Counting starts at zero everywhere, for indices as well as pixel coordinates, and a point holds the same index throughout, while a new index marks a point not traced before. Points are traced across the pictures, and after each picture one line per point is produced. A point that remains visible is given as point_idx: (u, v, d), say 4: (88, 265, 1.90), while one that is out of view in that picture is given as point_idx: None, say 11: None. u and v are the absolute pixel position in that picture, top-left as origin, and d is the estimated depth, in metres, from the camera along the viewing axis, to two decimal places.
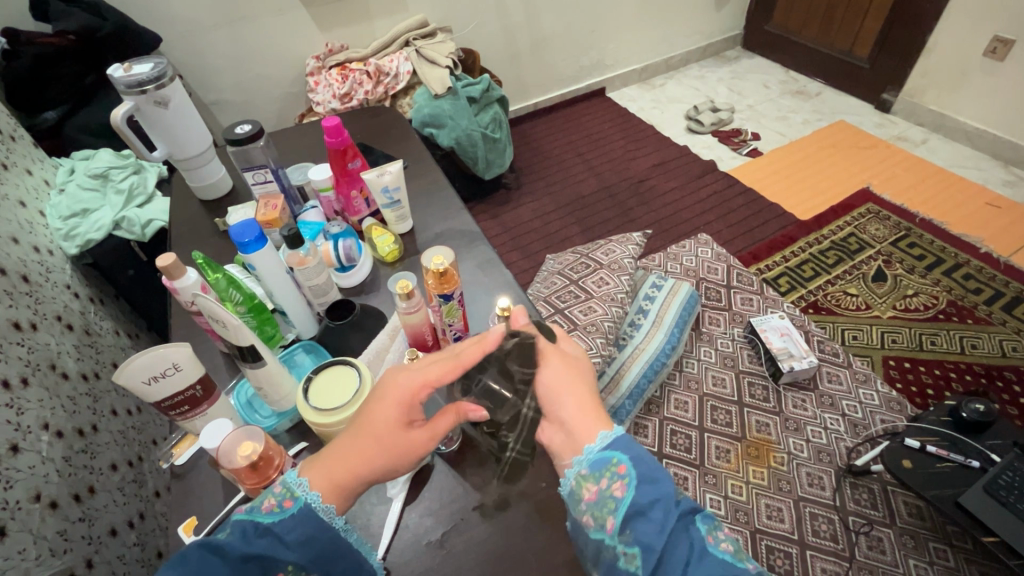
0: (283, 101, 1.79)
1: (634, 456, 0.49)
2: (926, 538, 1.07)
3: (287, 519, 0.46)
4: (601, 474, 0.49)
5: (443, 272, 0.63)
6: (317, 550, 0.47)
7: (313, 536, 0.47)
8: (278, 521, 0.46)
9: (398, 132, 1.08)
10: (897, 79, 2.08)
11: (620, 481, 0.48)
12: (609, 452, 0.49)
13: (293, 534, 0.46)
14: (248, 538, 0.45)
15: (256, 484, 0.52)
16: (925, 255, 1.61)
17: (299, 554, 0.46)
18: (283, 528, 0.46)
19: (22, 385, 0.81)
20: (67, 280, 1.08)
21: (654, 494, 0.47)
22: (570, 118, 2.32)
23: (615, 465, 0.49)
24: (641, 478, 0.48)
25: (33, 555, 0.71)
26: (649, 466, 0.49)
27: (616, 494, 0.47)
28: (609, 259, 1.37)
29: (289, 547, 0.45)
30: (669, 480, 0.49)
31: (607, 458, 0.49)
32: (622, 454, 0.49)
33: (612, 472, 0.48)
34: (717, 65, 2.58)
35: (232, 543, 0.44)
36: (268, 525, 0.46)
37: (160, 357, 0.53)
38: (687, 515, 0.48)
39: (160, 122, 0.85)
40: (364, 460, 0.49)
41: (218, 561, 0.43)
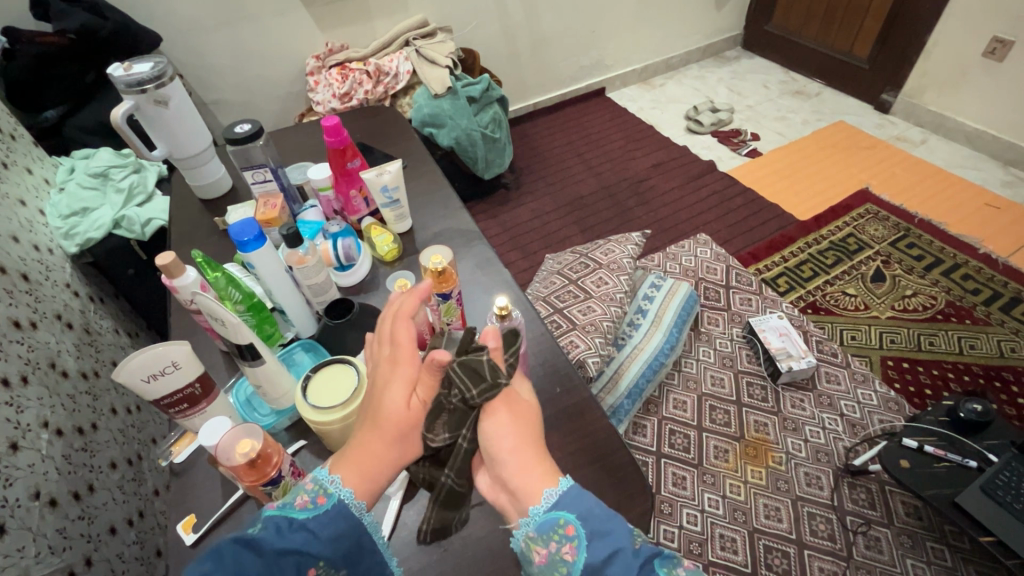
0: (283, 100, 1.79)
1: (582, 514, 0.46)
2: (923, 537, 1.07)
3: (321, 516, 0.46)
4: (548, 538, 0.46)
5: (442, 270, 0.64)
6: (343, 547, 0.46)
7: (344, 534, 0.46)
8: (312, 517, 0.45)
9: (397, 131, 1.08)
10: (896, 79, 2.08)
11: (569, 544, 0.46)
12: (554, 512, 0.47)
13: (327, 529, 0.45)
14: (282, 533, 0.44)
15: (254, 481, 0.51)
16: (924, 256, 1.61)
17: (328, 550, 0.45)
18: (317, 525, 0.45)
19: (22, 383, 0.82)
20: (67, 278, 1.08)
21: (606, 552, 0.45)
22: (570, 118, 2.32)
23: (562, 526, 0.46)
24: (591, 535, 0.46)
25: (33, 553, 0.71)
26: (599, 520, 0.46)
27: (567, 558, 0.45)
28: (608, 259, 1.38)
29: (323, 542, 0.45)
30: (621, 531, 0.46)
31: (553, 519, 0.46)
32: (569, 513, 0.47)
33: (561, 535, 0.46)
34: (717, 65, 2.59)
35: (268, 537, 0.43)
36: (303, 520, 0.45)
37: (158, 356, 0.53)
38: (647, 560, 0.45)
39: (160, 122, 0.85)
40: (388, 449, 0.49)
41: (254, 557, 0.41)
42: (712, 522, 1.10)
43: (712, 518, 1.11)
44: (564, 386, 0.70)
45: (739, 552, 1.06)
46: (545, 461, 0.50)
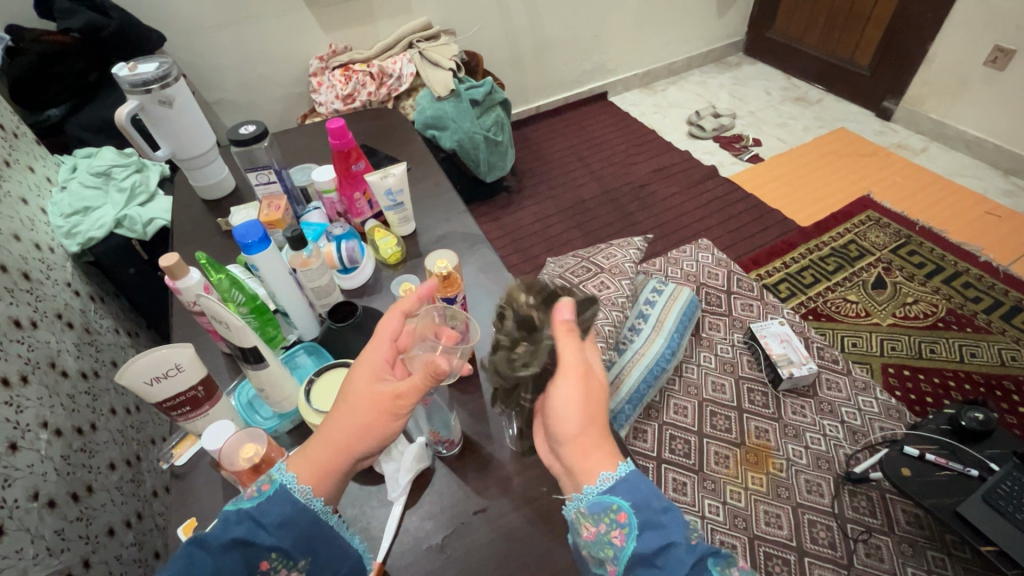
0: (286, 101, 1.79)
1: (636, 503, 0.47)
2: (924, 546, 1.07)
3: (264, 501, 0.46)
4: (599, 518, 0.48)
5: (447, 275, 0.63)
6: (294, 534, 0.45)
7: (294, 520, 0.46)
8: (255, 504, 0.46)
9: (401, 134, 1.08)
10: (898, 87, 2.08)
11: (619, 528, 0.47)
12: (608, 496, 0.48)
13: (270, 515, 0.45)
14: (229, 524, 0.44)
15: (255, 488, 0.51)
16: (925, 264, 1.61)
17: (279, 540, 0.45)
18: (260, 511, 0.45)
19: (22, 383, 0.81)
20: (68, 278, 1.08)
21: (655, 539, 0.46)
22: (572, 122, 2.33)
23: (615, 511, 0.48)
24: (642, 525, 0.47)
25: (31, 554, 0.71)
26: (653, 512, 0.47)
27: (615, 541, 0.47)
28: (609, 263, 1.38)
29: (267, 529, 0.44)
30: (676, 526, 0.47)
31: (606, 502, 0.48)
32: (622, 500, 0.48)
33: (611, 518, 0.48)
34: (719, 70, 2.59)
35: (215, 532, 0.44)
36: (248, 510, 0.45)
37: (160, 358, 0.53)
38: (702, 556, 0.46)
39: (164, 121, 0.85)
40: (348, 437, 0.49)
41: (205, 554, 0.42)
42: (712, 529, 1.10)
43: (712, 524, 1.11)
44: None
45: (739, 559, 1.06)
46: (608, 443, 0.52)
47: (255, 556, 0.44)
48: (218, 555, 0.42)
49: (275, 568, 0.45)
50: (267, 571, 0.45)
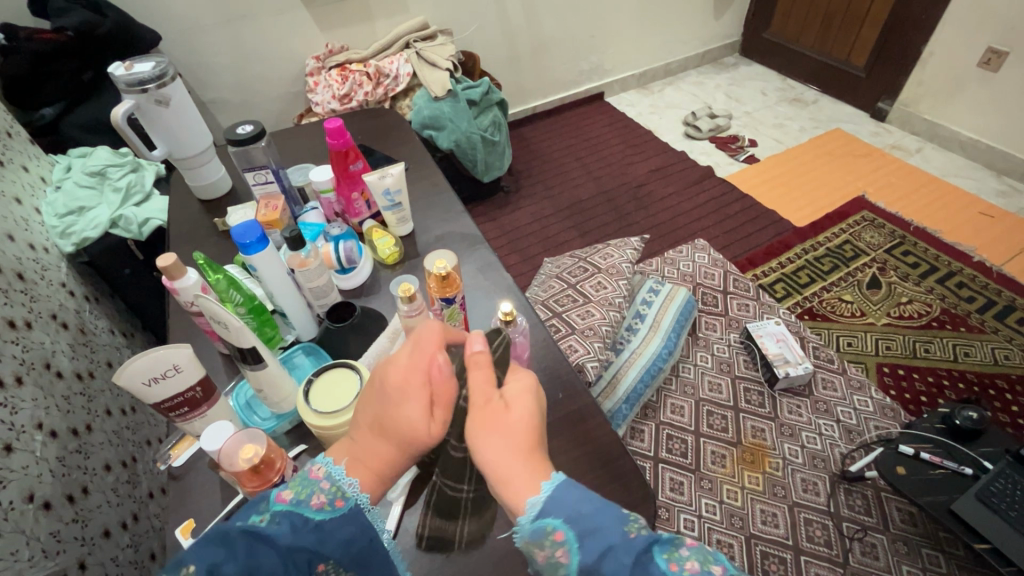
0: (282, 100, 1.79)
1: (568, 517, 0.43)
2: (919, 544, 1.07)
3: (337, 519, 0.46)
4: (541, 543, 0.43)
5: (445, 275, 0.61)
6: (352, 548, 0.46)
7: (355, 535, 0.47)
8: (328, 519, 0.45)
9: (399, 134, 1.08)
10: (892, 88, 2.10)
11: (561, 548, 0.43)
12: (540, 520, 0.43)
13: (341, 532, 0.46)
14: (298, 531, 0.44)
15: (257, 487, 0.51)
16: (919, 264, 1.62)
17: (338, 551, 0.45)
18: (333, 528, 0.45)
19: (17, 384, 0.81)
20: (63, 278, 1.07)
21: (599, 548, 0.42)
22: (568, 122, 2.33)
23: (551, 532, 0.43)
24: (580, 535, 0.43)
25: (26, 556, 0.70)
26: (586, 517, 0.43)
27: (562, 561, 0.43)
28: (606, 263, 1.38)
29: (336, 545, 0.45)
30: (610, 523, 0.43)
31: (541, 527, 0.43)
32: (554, 519, 0.43)
33: (551, 542, 0.43)
34: (715, 71, 2.60)
35: (285, 536, 0.43)
36: (317, 523, 0.45)
37: (159, 358, 0.51)
38: (644, 551, 0.42)
39: (160, 120, 0.84)
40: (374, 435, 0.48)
41: (273, 554, 0.41)
42: (708, 527, 1.10)
43: (708, 523, 1.11)
44: (566, 392, 0.70)
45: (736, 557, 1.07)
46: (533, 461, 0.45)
47: (314, 562, 0.44)
48: (288, 559, 0.42)
49: (324, 574, 0.45)
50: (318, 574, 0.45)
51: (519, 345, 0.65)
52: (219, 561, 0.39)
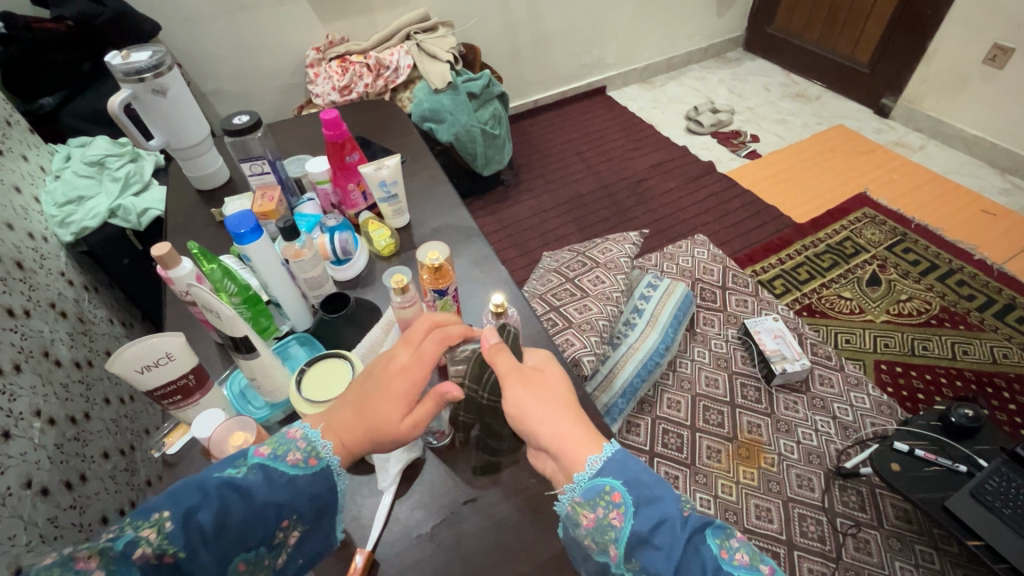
0: (283, 91, 1.79)
1: (628, 480, 0.46)
2: (912, 540, 1.08)
3: (310, 475, 0.48)
4: (595, 502, 0.46)
5: (438, 266, 0.59)
6: (320, 505, 0.48)
7: (322, 491, 0.48)
8: (303, 475, 0.47)
9: (398, 125, 1.08)
10: (897, 84, 2.08)
11: (616, 510, 0.46)
12: (600, 478, 0.47)
13: (311, 488, 0.47)
14: (272, 482, 0.45)
15: None
16: (920, 261, 1.61)
17: (307, 506, 0.47)
18: (306, 483, 0.47)
19: (15, 371, 0.81)
20: (62, 267, 1.08)
21: (654, 519, 0.44)
22: (570, 116, 2.32)
23: (609, 492, 0.46)
24: (639, 502, 0.45)
25: (24, 541, 0.70)
26: (647, 485, 0.46)
27: (614, 524, 0.45)
28: (605, 258, 1.38)
29: (305, 498, 0.46)
30: (671, 498, 0.46)
31: (599, 485, 0.46)
32: (614, 480, 0.46)
33: (606, 501, 0.46)
34: (718, 65, 2.59)
35: (259, 488, 0.44)
36: (288, 475, 0.46)
37: (153, 346, 0.49)
38: (696, 531, 0.45)
39: (158, 111, 0.82)
40: (385, 423, 0.49)
41: (244, 504, 0.43)
42: None
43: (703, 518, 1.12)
44: None
45: None
46: (590, 428, 0.50)
47: (284, 515, 0.45)
48: (258, 509, 0.43)
49: (290, 531, 0.46)
50: (284, 530, 0.45)
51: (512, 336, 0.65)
52: (193, 507, 0.41)
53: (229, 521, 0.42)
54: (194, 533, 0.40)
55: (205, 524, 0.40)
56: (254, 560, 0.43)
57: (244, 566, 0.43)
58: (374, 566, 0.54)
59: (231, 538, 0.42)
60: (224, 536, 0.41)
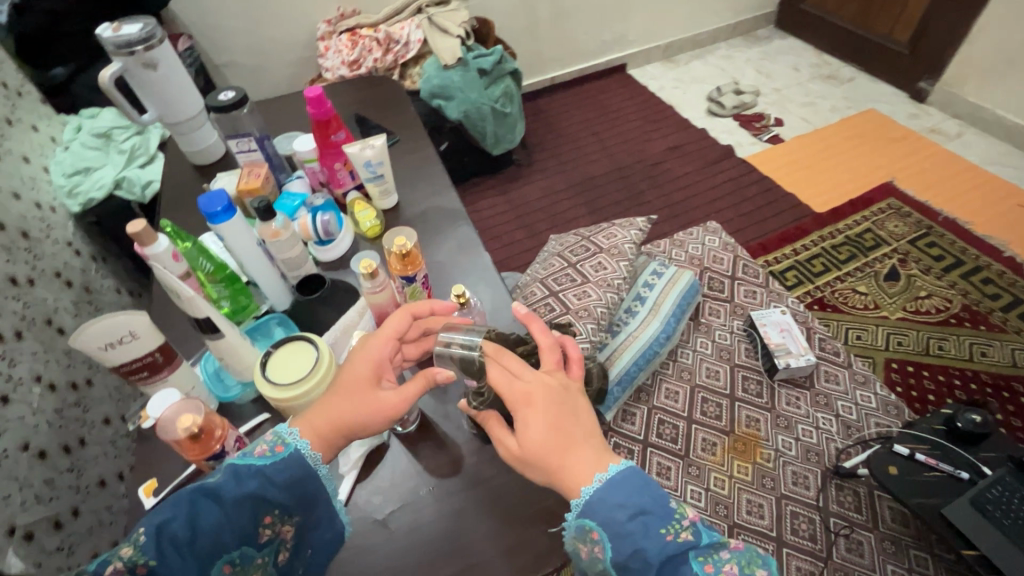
0: (294, 65, 1.78)
1: (603, 521, 0.47)
2: (908, 544, 1.05)
3: (278, 462, 0.47)
4: (583, 539, 0.48)
5: (406, 251, 0.60)
6: (299, 493, 0.48)
7: (299, 479, 0.48)
8: (269, 464, 0.47)
9: (396, 102, 1.06)
10: (936, 66, 1.96)
11: (599, 544, 0.47)
12: (581, 519, 0.48)
13: (283, 476, 0.47)
14: (240, 479, 0.46)
15: (196, 455, 0.49)
16: (944, 257, 1.54)
17: (283, 496, 0.47)
18: (274, 471, 0.47)
19: (16, 338, 0.84)
20: (69, 237, 1.11)
21: (632, 551, 0.46)
22: (587, 94, 2.26)
23: (589, 530, 0.48)
24: (614, 537, 0.46)
25: (19, 501, 0.74)
26: (622, 522, 0.46)
27: (599, 556, 0.47)
28: (609, 243, 1.35)
29: (278, 487, 0.47)
30: (647, 528, 0.46)
31: (582, 525, 0.48)
32: (593, 520, 0.47)
33: (590, 538, 0.48)
34: (746, 44, 2.47)
35: (226, 488, 0.45)
36: (256, 469, 0.46)
37: (116, 323, 0.49)
38: (675, 555, 0.45)
39: (149, 84, 0.83)
40: (360, 394, 0.51)
41: (212, 506, 0.44)
42: (692, 514, 1.10)
43: (692, 510, 1.11)
44: None
45: None
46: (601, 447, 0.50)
47: (261, 510, 0.46)
48: (229, 511, 0.44)
49: (275, 525, 0.47)
50: (266, 525, 0.47)
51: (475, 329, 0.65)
52: (165, 519, 0.43)
53: (201, 525, 0.44)
54: (166, 542, 0.42)
55: (175, 532, 0.42)
56: (239, 560, 0.46)
57: (230, 567, 0.46)
58: None
59: (207, 541, 0.44)
60: (199, 541, 0.43)
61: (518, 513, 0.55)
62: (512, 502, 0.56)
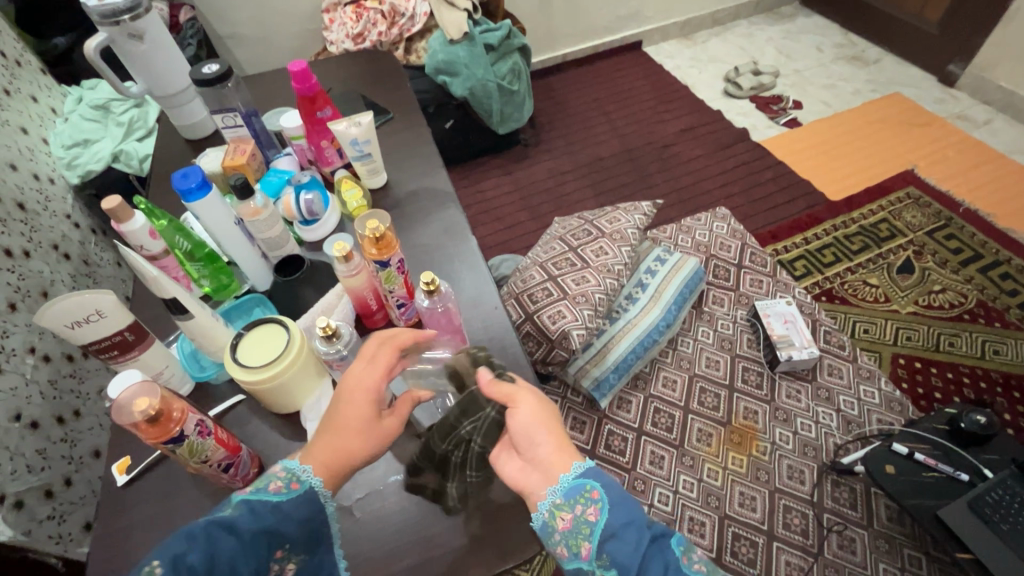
0: (300, 37, 1.75)
1: (606, 482, 0.48)
2: (901, 544, 1.03)
3: (294, 497, 0.47)
4: (574, 502, 0.48)
5: (379, 235, 0.57)
6: (310, 529, 0.48)
7: (310, 517, 0.48)
8: (286, 500, 0.47)
9: (392, 78, 1.03)
10: (968, 48, 1.86)
11: (593, 507, 0.47)
12: (582, 478, 0.48)
13: (299, 512, 0.47)
14: (257, 513, 0.45)
15: (155, 440, 0.47)
16: (962, 250, 1.48)
17: (295, 532, 0.47)
18: (291, 507, 0.47)
19: (10, 310, 0.85)
20: (68, 209, 1.11)
21: (625, 517, 0.46)
22: (600, 73, 2.20)
23: (588, 490, 0.48)
24: (614, 500, 0.47)
25: (9, 470, 0.75)
26: (623, 491, 0.48)
27: (590, 519, 0.47)
28: (612, 228, 1.32)
29: (294, 522, 0.47)
30: (640, 504, 0.48)
31: (581, 484, 0.48)
32: (595, 481, 0.48)
33: (585, 499, 0.47)
34: (769, 21, 2.37)
35: (244, 519, 0.44)
36: (274, 505, 0.46)
37: (80, 301, 0.49)
38: (660, 535, 0.46)
39: (134, 55, 0.81)
40: (364, 432, 0.49)
41: (231, 538, 0.43)
42: (682, 504, 1.09)
43: (683, 500, 1.10)
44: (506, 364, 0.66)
45: (705, 536, 1.05)
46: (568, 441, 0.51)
47: (274, 544, 0.46)
48: (247, 541, 0.43)
49: (284, 561, 0.47)
50: (276, 560, 0.46)
51: (454, 309, 0.60)
52: (184, 550, 0.40)
53: (219, 558, 0.42)
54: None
55: (196, 563, 0.40)
56: None
57: None
58: None
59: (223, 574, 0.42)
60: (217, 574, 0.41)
61: (483, 507, 0.56)
62: (478, 495, 0.56)
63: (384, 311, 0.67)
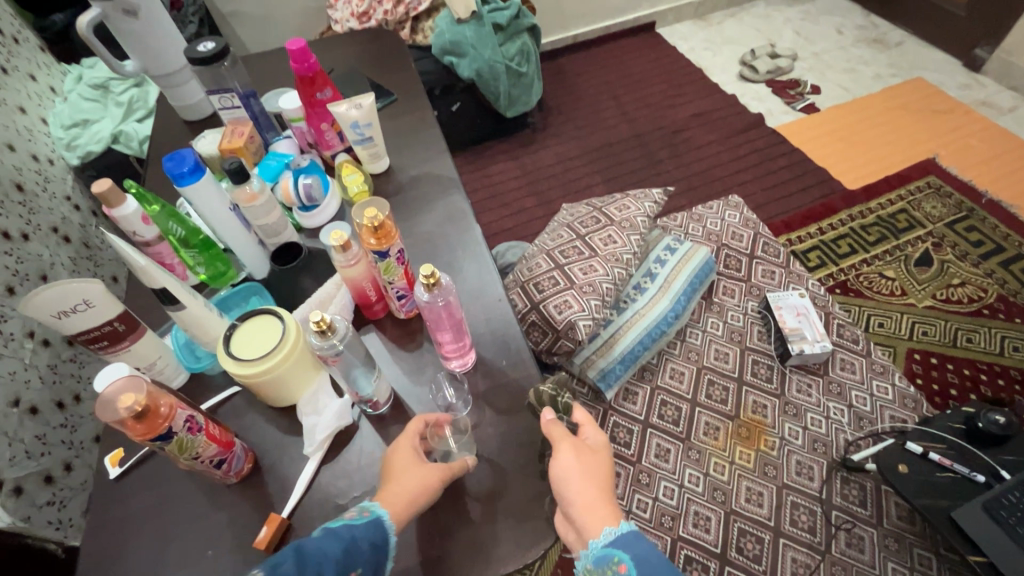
0: (304, 15, 1.71)
1: (635, 556, 0.48)
2: (912, 543, 1.01)
3: (369, 523, 0.47)
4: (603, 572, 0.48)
5: (377, 224, 0.54)
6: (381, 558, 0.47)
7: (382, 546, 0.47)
8: (362, 525, 0.47)
9: (396, 58, 1.00)
10: (995, 32, 1.79)
11: None
12: (610, 549, 0.48)
13: (372, 539, 0.46)
14: (336, 536, 0.45)
15: (143, 436, 0.45)
16: (983, 242, 1.44)
17: (369, 558, 0.46)
18: (365, 532, 0.46)
19: (8, 294, 0.84)
20: (68, 191, 1.10)
21: None
22: (611, 55, 2.14)
23: (616, 562, 0.48)
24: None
25: (7, 456, 0.74)
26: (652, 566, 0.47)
27: None
28: (621, 216, 1.28)
29: (368, 548, 0.46)
30: None
31: (609, 555, 0.48)
32: (623, 553, 0.48)
33: (614, 571, 0.48)
34: (787, 2, 2.30)
35: (326, 540, 0.44)
36: (347, 529, 0.46)
37: (68, 290, 0.47)
38: None
39: (128, 32, 0.78)
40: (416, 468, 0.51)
41: (315, 556, 0.43)
42: (688, 499, 1.08)
43: (689, 494, 1.08)
44: (510, 359, 0.64)
45: (711, 531, 1.04)
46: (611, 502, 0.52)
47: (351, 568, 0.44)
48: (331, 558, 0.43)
49: None
50: None
51: (455, 304, 0.57)
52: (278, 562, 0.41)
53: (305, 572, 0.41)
54: None
55: None
56: None
57: None
58: (288, 529, 0.53)
59: None
60: None
61: (485, 507, 0.54)
62: (480, 496, 0.55)
63: (383, 301, 0.66)
